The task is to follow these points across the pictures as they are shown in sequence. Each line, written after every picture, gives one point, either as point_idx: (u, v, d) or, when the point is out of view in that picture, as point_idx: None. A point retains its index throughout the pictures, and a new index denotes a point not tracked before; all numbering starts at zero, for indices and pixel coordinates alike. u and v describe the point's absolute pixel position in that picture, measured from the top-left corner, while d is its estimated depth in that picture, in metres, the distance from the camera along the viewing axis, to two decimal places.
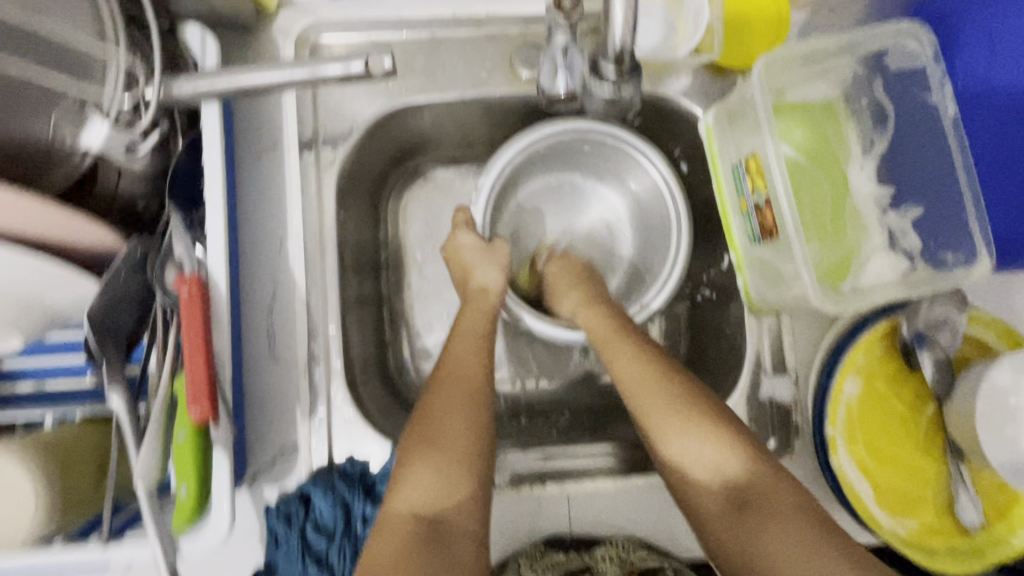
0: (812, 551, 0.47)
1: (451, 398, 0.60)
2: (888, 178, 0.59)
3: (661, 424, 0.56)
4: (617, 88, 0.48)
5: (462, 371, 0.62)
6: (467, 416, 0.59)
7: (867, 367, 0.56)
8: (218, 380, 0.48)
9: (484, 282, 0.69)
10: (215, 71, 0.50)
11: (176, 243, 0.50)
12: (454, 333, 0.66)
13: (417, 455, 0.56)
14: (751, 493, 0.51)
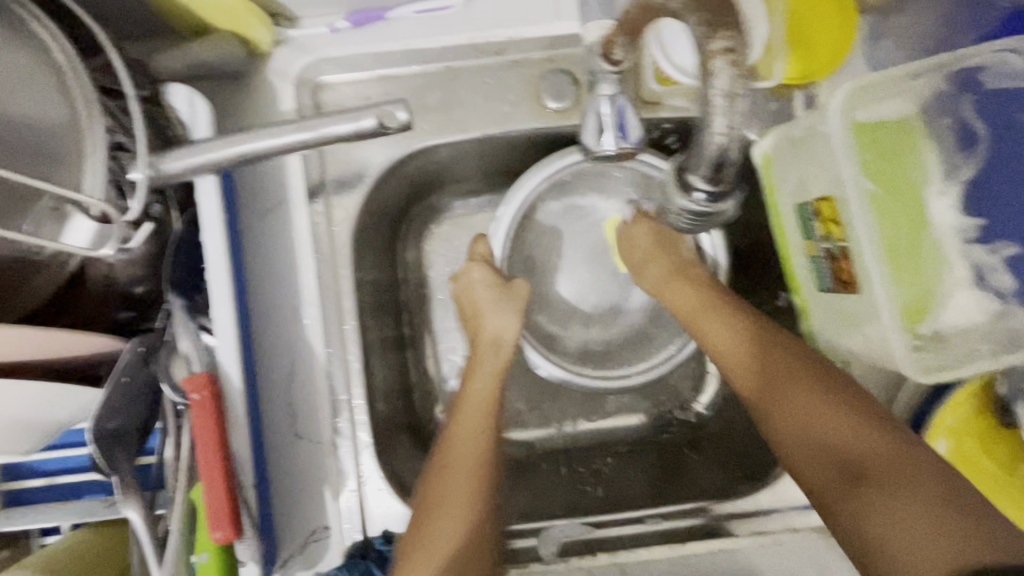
0: (925, 524, 0.40)
1: (454, 479, 0.54)
2: (976, 207, 0.51)
3: (765, 395, 0.51)
4: (713, 201, 0.39)
5: (468, 441, 0.56)
6: (471, 494, 0.53)
7: (957, 428, 0.50)
8: (240, 490, 0.43)
9: (497, 334, 0.61)
10: (209, 140, 0.44)
11: (180, 338, 0.44)
12: (462, 398, 0.59)
13: (415, 549, 0.50)
14: (864, 462, 0.45)
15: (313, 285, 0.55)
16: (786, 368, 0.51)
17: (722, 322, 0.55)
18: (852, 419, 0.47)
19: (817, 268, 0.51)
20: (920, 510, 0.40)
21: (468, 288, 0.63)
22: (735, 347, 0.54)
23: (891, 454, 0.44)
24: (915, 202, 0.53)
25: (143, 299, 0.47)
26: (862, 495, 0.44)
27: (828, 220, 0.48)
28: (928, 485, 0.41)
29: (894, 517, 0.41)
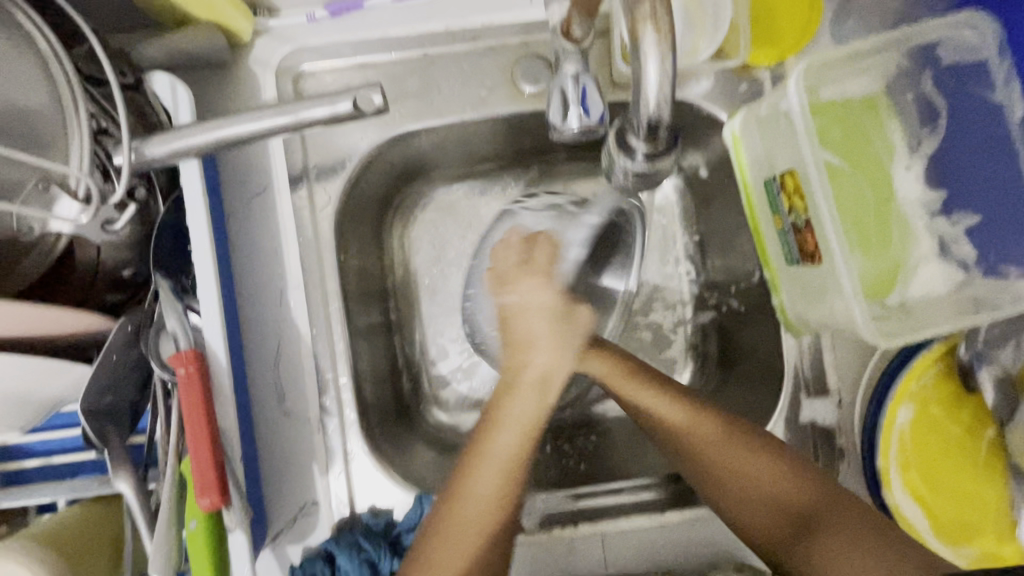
0: (869, 562, 0.42)
1: (483, 477, 0.44)
2: (940, 179, 0.53)
3: (708, 463, 0.50)
4: (652, 163, 0.44)
5: (511, 433, 0.46)
6: (501, 499, 0.44)
7: (921, 393, 0.52)
8: (227, 461, 0.45)
9: (539, 370, 0.48)
10: (191, 126, 0.45)
11: (167, 316, 0.46)
12: (506, 390, 0.48)
13: (428, 554, 0.42)
14: (811, 514, 0.46)
15: (298, 269, 0.57)
16: (713, 435, 0.51)
17: (654, 396, 0.54)
18: (784, 472, 0.48)
19: (786, 242, 0.54)
20: (862, 556, 0.42)
21: (530, 303, 0.51)
22: (672, 420, 0.52)
23: (830, 507, 0.46)
24: (882, 176, 0.54)
25: (130, 283, 0.49)
26: (812, 547, 0.45)
27: (792, 193, 0.51)
28: (864, 526, 0.44)
29: (839, 565, 0.43)
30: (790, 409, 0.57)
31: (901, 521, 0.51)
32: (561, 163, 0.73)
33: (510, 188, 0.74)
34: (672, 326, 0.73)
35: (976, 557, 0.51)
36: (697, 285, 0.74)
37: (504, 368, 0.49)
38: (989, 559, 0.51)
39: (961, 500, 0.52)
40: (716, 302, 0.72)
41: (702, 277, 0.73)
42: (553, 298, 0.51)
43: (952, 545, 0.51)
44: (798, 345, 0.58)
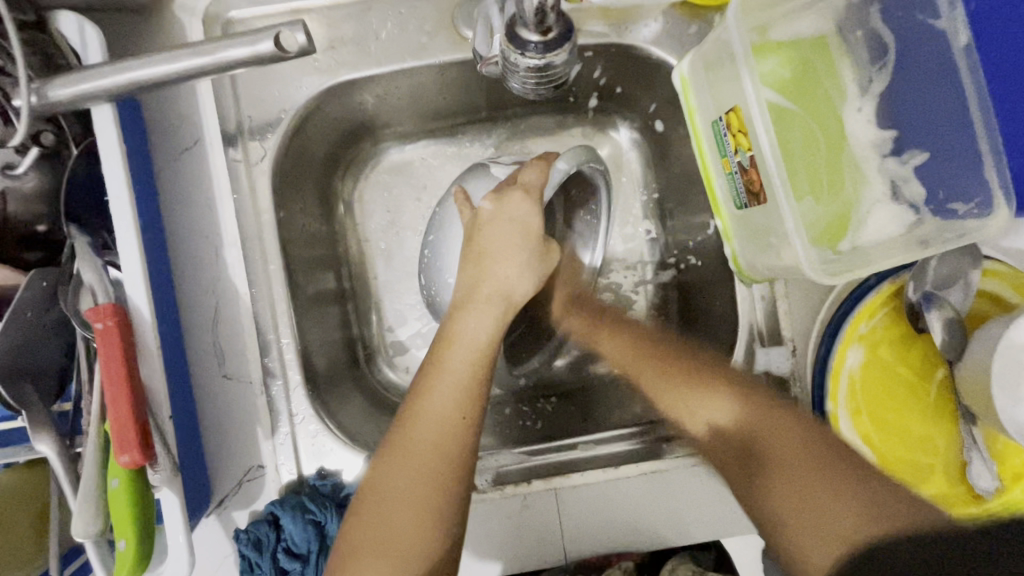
0: (823, 511, 0.44)
1: (437, 395, 0.48)
2: (889, 119, 0.51)
3: (673, 400, 0.55)
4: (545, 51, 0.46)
5: (463, 351, 0.50)
6: (455, 416, 0.47)
7: (871, 335, 0.51)
8: (150, 419, 0.43)
9: (502, 282, 0.54)
10: (99, 66, 0.42)
11: (84, 269, 0.44)
12: (466, 303, 0.54)
13: (386, 467, 0.46)
14: (756, 441, 0.49)
15: (233, 226, 0.55)
16: (758, 413, 0.50)
17: (625, 339, 0.62)
18: (779, 415, 0.50)
19: (733, 186, 0.53)
20: (823, 483, 0.45)
21: (503, 216, 0.55)
22: (694, 400, 0.53)
23: (780, 424, 0.49)
24: (833, 117, 0.52)
25: (46, 240, 0.46)
26: (756, 487, 0.47)
27: (736, 132, 0.50)
28: (811, 442, 0.47)
29: (796, 516, 0.45)
30: (744, 359, 0.57)
31: None
32: (516, 121, 0.71)
33: (465, 148, 0.72)
34: (633, 285, 0.72)
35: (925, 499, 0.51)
36: (658, 243, 0.72)
37: (474, 278, 0.55)
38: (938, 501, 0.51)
39: (912, 442, 0.52)
40: (676, 261, 0.71)
41: (662, 235, 0.72)
42: (525, 216, 0.55)
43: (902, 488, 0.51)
44: (752, 296, 0.57)
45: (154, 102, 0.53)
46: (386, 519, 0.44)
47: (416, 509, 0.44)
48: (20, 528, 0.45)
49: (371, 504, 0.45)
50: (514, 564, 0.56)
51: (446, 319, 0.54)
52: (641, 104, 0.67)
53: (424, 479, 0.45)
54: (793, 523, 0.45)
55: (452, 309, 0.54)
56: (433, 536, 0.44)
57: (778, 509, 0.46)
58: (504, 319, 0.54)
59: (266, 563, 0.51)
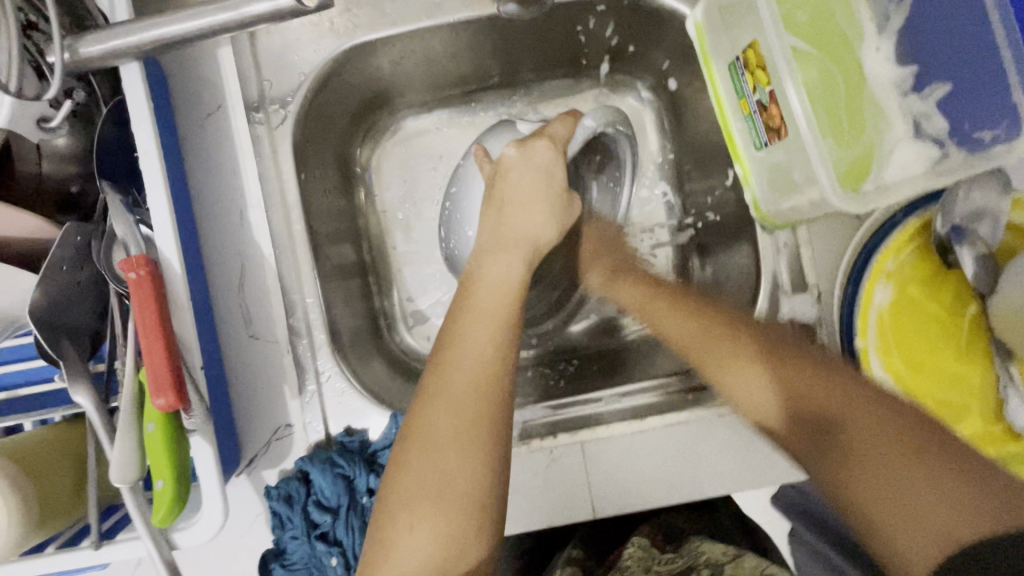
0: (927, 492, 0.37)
1: (472, 332, 0.46)
2: (909, 55, 0.51)
3: (715, 372, 0.51)
4: None
5: (492, 290, 0.50)
6: (492, 351, 0.45)
7: (898, 272, 0.51)
8: (184, 367, 0.44)
9: (528, 227, 0.55)
10: (128, 24, 0.44)
11: (117, 224, 0.45)
12: (495, 249, 0.54)
13: (424, 406, 0.43)
14: (832, 427, 0.43)
15: (257, 188, 0.56)
16: (794, 378, 0.47)
17: (676, 313, 0.57)
18: (843, 389, 0.44)
19: (752, 126, 0.53)
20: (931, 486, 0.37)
21: (528, 164, 0.57)
22: (730, 365, 0.50)
23: (857, 410, 0.42)
24: (851, 57, 0.52)
25: (79, 202, 0.47)
26: (841, 465, 0.41)
27: (755, 69, 0.51)
28: (886, 431, 0.40)
29: (877, 490, 0.38)
30: (769, 306, 0.56)
31: None
32: (527, 87, 0.72)
33: (478, 117, 0.73)
34: (651, 248, 0.71)
35: (962, 439, 0.50)
36: (674, 205, 0.72)
37: (499, 226, 0.55)
38: (975, 441, 0.50)
39: (945, 381, 0.51)
40: (694, 221, 0.70)
41: (678, 197, 0.72)
42: (550, 165, 0.57)
43: None
44: (775, 243, 0.57)
45: (178, 70, 0.55)
46: (431, 458, 0.41)
47: (460, 446, 0.41)
48: (65, 484, 0.46)
49: (413, 446, 0.42)
50: (544, 519, 0.55)
51: (472, 266, 0.53)
52: (654, 62, 0.67)
53: (464, 415, 0.42)
54: (885, 511, 0.38)
55: (477, 256, 0.54)
56: (479, 475, 0.40)
57: (862, 491, 0.39)
58: (531, 263, 0.54)
59: (298, 517, 0.52)
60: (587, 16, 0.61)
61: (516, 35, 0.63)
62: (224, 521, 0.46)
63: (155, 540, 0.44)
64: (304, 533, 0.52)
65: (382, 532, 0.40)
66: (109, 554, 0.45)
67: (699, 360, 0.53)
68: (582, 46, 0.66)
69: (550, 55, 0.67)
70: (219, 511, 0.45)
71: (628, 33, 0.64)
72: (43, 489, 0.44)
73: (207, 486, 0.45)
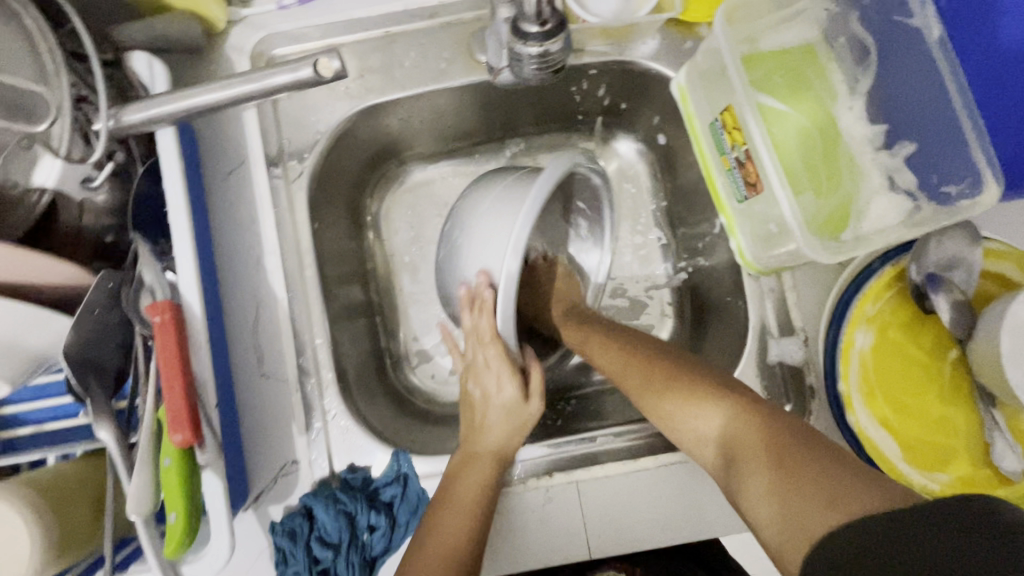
0: (794, 487, 0.39)
1: (472, 473, 0.55)
2: (879, 114, 0.55)
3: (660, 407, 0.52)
4: (544, 45, 0.50)
5: (493, 426, 0.59)
6: (487, 481, 0.54)
7: (878, 317, 0.53)
8: (199, 405, 0.47)
9: (499, 410, 0.60)
10: (165, 95, 0.49)
11: (145, 271, 0.49)
12: (478, 340, 0.61)
13: (413, 563, 0.50)
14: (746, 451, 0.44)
15: (273, 236, 0.60)
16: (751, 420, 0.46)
17: (600, 344, 0.61)
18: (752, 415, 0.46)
19: (733, 181, 0.57)
20: (810, 487, 0.39)
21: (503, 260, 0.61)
22: (693, 411, 0.49)
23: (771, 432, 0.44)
24: (826, 116, 0.55)
25: (114, 249, 0.52)
26: (750, 488, 0.42)
27: (731, 129, 0.55)
28: (800, 445, 0.42)
29: (777, 501, 0.39)
30: (757, 350, 0.58)
31: (869, 446, 0.51)
32: (528, 140, 0.77)
33: (481, 166, 0.78)
34: (645, 291, 0.75)
35: (950, 482, 0.51)
36: (668, 249, 0.75)
37: (472, 411, 0.62)
38: (963, 484, 0.51)
39: (931, 424, 0.52)
40: (686, 264, 0.73)
41: (672, 241, 0.75)
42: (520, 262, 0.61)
43: (925, 471, 0.51)
44: (760, 288, 0.59)
45: (207, 129, 0.60)
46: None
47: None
48: (83, 516, 0.48)
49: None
50: (541, 556, 0.56)
51: (466, 417, 0.62)
52: (646, 117, 0.72)
53: (464, 545, 0.50)
54: (778, 522, 0.39)
55: (468, 417, 0.62)
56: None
57: (764, 516, 0.40)
58: (500, 465, 0.57)
59: (300, 552, 0.53)
60: (580, 78, 0.66)
61: (515, 94, 0.68)
62: (230, 554, 0.48)
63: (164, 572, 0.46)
64: (306, 568, 0.53)
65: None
66: None
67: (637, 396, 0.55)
68: (577, 104, 0.71)
69: (547, 110, 0.72)
70: (226, 544, 0.47)
71: (618, 91, 0.69)
72: (62, 521, 0.46)
73: (216, 520, 0.48)
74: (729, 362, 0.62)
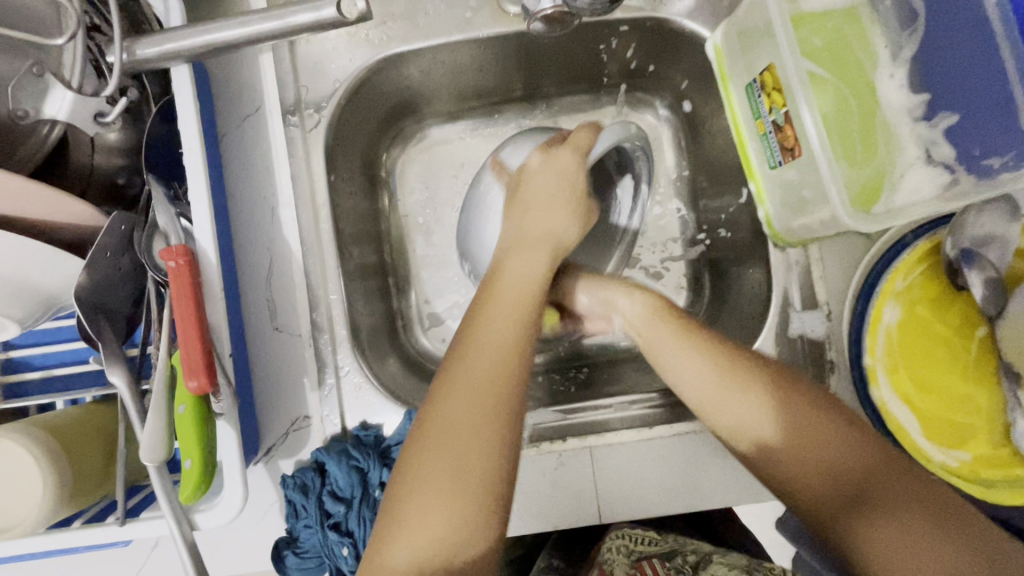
0: (920, 538, 0.40)
1: (494, 321, 0.47)
2: (923, 82, 0.52)
3: (723, 405, 0.48)
4: None
5: (515, 286, 0.50)
6: (512, 341, 0.46)
7: (907, 292, 0.52)
8: (214, 352, 0.46)
9: (552, 226, 0.55)
10: (182, 29, 0.46)
11: (159, 215, 0.48)
12: (517, 246, 0.54)
13: (444, 394, 0.43)
14: (856, 481, 0.44)
15: (288, 187, 0.58)
16: (798, 419, 0.46)
17: (676, 341, 0.52)
18: (842, 438, 0.45)
19: (767, 146, 0.56)
20: (931, 530, 0.40)
21: (550, 170, 0.57)
22: (739, 407, 0.48)
23: (854, 449, 0.45)
24: (867, 82, 0.53)
25: (125, 192, 0.50)
26: (860, 518, 0.42)
27: (771, 91, 0.53)
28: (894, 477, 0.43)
29: (894, 549, 0.41)
30: (779, 322, 0.57)
31: (889, 421, 0.51)
32: (549, 102, 0.74)
33: (500, 128, 0.75)
34: (662, 262, 0.73)
35: (968, 460, 0.51)
36: (687, 221, 0.73)
37: (524, 225, 0.55)
38: (981, 462, 0.51)
39: (952, 401, 0.51)
40: (706, 236, 0.72)
41: (692, 212, 0.73)
42: (573, 171, 0.56)
43: (944, 447, 0.51)
44: (787, 260, 0.58)
45: (221, 72, 0.58)
46: (446, 441, 0.41)
47: (481, 435, 0.41)
48: (96, 460, 0.48)
49: (430, 448, 0.41)
50: (551, 520, 0.57)
51: (497, 260, 0.53)
52: (673, 82, 0.70)
53: (484, 408, 0.42)
54: (902, 562, 0.40)
55: (502, 250, 0.54)
56: (499, 460, 0.41)
57: (883, 547, 0.41)
58: (553, 261, 0.54)
59: (312, 506, 0.53)
60: (610, 36, 0.64)
61: (539, 50, 0.66)
62: (244, 503, 0.47)
63: (178, 518, 0.46)
64: (317, 521, 0.53)
65: (398, 513, 0.40)
66: (132, 532, 0.47)
67: (705, 399, 0.49)
68: (604, 65, 0.69)
69: (572, 71, 0.70)
70: (240, 493, 0.47)
71: (649, 52, 0.66)
72: (76, 464, 0.46)
73: (230, 469, 0.47)
74: (749, 333, 0.61)
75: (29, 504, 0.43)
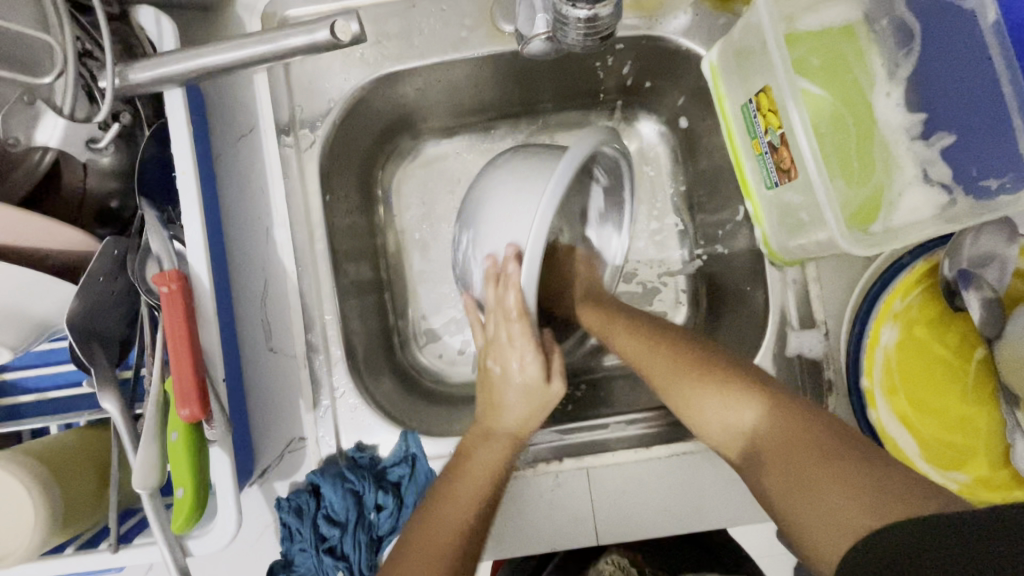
0: (843, 497, 0.40)
1: (508, 398, 0.57)
2: (920, 102, 0.52)
3: (682, 395, 0.53)
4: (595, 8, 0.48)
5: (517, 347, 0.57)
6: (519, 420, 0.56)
7: (905, 313, 0.52)
8: (207, 378, 0.46)
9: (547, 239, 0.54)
10: (174, 54, 0.46)
11: (153, 240, 0.47)
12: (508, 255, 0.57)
13: (455, 479, 0.52)
14: (783, 449, 0.45)
15: (283, 207, 0.58)
16: (781, 422, 0.47)
17: (632, 335, 0.60)
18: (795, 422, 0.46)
19: (763, 166, 0.56)
20: (860, 490, 0.40)
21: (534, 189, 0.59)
22: (716, 402, 0.50)
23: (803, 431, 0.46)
24: (863, 102, 0.53)
25: (119, 216, 0.50)
26: (789, 492, 0.43)
27: (767, 112, 0.53)
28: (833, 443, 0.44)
29: (814, 507, 0.41)
30: (777, 341, 0.57)
31: (887, 444, 0.51)
32: (546, 117, 0.74)
33: (496, 143, 0.75)
34: (659, 277, 0.73)
35: (967, 483, 0.50)
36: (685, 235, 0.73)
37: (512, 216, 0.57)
38: (980, 485, 0.50)
39: (951, 424, 0.51)
40: (703, 251, 0.71)
41: (689, 227, 0.73)
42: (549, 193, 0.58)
43: (943, 469, 0.50)
44: (784, 279, 0.58)
45: (215, 92, 0.57)
46: (448, 491, 0.51)
47: (472, 495, 0.51)
48: (89, 486, 0.48)
49: (448, 505, 0.51)
50: (548, 542, 0.56)
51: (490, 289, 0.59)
52: (670, 98, 0.69)
53: (485, 466, 0.53)
54: (812, 514, 0.41)
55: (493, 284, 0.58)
56: (489, 481, 0.52)
57: (802, 516, 0.42)
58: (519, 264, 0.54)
59: (307, 530, 0.53)
60: (606, 54, 0.64)
61: (535, 67, 0.65)
62: (237, 530, 0.47)
63: (170, 547, 0.45)
64: (312, 545, 0.53)
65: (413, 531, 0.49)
66: (125, 559, 0.46)
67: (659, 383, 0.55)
68: (601, 81, 0.69)
69: (568, 87, 0.70)
70: (233, 520, 0.47)
71: (645, 69, 0.66)
72: (68, 491, 0.46)
73: (222, 496, 0.47)
74: (747, 351, 0.61)
75: (19, 533, 0.43)
